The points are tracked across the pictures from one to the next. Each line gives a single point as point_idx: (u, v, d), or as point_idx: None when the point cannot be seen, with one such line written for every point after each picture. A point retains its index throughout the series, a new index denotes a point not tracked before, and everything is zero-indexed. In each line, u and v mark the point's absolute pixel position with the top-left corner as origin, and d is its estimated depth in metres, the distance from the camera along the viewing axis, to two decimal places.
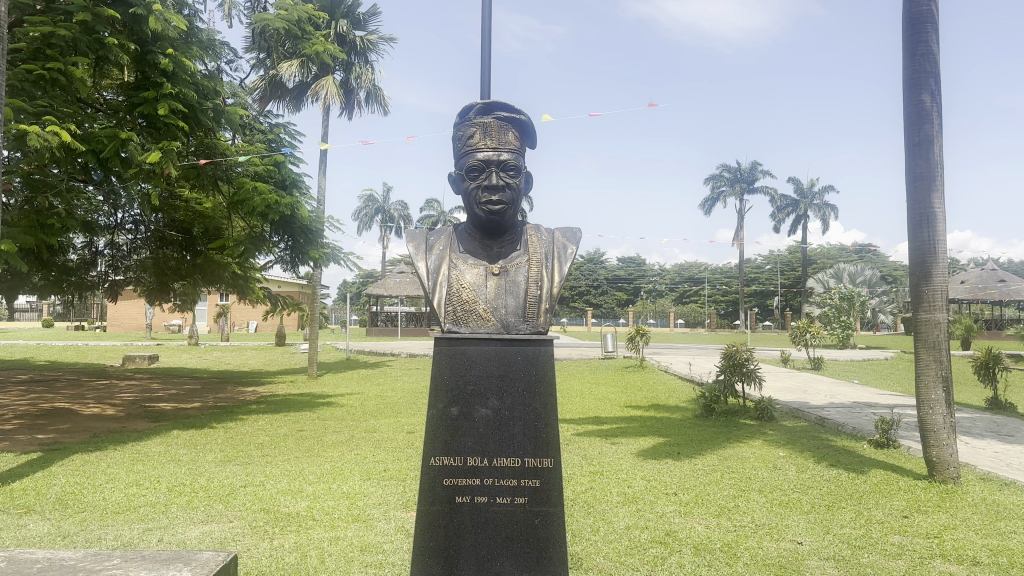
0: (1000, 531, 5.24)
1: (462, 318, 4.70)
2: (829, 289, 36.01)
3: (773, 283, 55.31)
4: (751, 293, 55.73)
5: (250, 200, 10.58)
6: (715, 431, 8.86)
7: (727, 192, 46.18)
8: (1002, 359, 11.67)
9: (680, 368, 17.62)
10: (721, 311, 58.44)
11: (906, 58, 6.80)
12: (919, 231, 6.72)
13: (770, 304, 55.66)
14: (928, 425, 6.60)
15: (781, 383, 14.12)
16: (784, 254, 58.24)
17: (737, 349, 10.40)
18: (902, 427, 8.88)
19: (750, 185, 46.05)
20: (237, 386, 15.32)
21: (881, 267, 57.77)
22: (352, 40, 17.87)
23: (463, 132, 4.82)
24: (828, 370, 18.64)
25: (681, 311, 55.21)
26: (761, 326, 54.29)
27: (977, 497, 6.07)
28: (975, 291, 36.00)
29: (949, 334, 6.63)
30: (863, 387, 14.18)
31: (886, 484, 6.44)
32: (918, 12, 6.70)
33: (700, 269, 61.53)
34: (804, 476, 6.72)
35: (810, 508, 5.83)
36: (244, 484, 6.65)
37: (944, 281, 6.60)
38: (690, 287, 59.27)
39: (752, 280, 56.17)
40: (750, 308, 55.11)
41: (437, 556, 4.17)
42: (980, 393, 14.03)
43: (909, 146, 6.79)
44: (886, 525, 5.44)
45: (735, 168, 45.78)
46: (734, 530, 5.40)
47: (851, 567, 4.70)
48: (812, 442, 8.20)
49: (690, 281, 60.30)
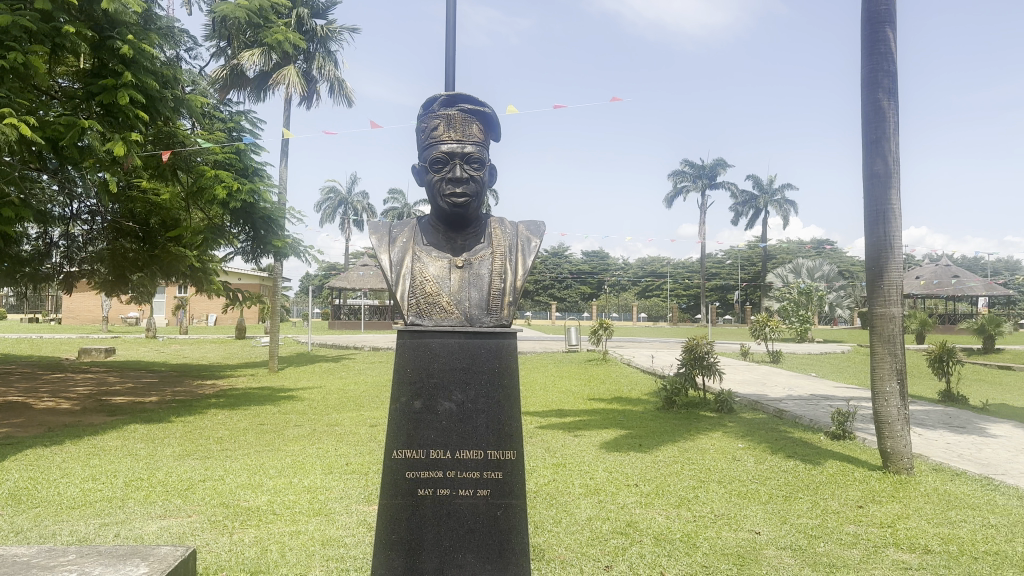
0: (951, 521, 5.39)
1: (424, 310, 4.68)
2: (789, 284, 36.66)
3: (735, 278, 56.08)
4: (712, 287, 56.55)
5: (211, 189, 10.48)
6: (676, 423, 8.97)
7: (690, 188, 46.66)
8: (956, 353, 11.97)
9: (644, 361, 17.82)
10: (683, 305, 59.02)
11: (865, 56, 6.92)
12: (876, 227, 6.84)
13: (731, 298, 56.51)
14: (883, 417, 6.75)
15: (743, 376, 14.32)
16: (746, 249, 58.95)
17: (697, 342, 10.52)
18: (857, 419, 9.09)
19: (712, 181, 46.55)
20: (196, 379, 15.10)
21: (839, 262, 58.97)
22: (313, 29, 17.65)
23: (427, 123, 4.79)
24: (788, 363, 18.97)
25: (644, 305, 55.57)
26: (721, 320, 55.10)
27: (929, 487, 6.23)
28: (930, 287, 36.83)
29: (904, 328, 6.76)
30: (821, 380, 14.48)
31: (841, 475, 6.59)
32: (878, 11, 6.81)
33: (663, 264, 62.21)
34: (762, 467, 6.84)
35: (768, 499, 5.93)
36: (204, 478, 6.55)
37: (900, 277, 6.75)
38: (653, 280, 59.74)
39: (713, 275, 56.96)
40: (712, 302, 55.93)
41: (400, 549, 4.17)
42: (933, 386, 14.40)
43: (867, 143, 6.92)
44: (841, 515, 5.56)
45: (698, 164, 46.23)
46: (693, 521, 5.47)
47: (808, 556, 4.80)
48: (770, 433, 8.35)
49: (653, 276, 60.90)
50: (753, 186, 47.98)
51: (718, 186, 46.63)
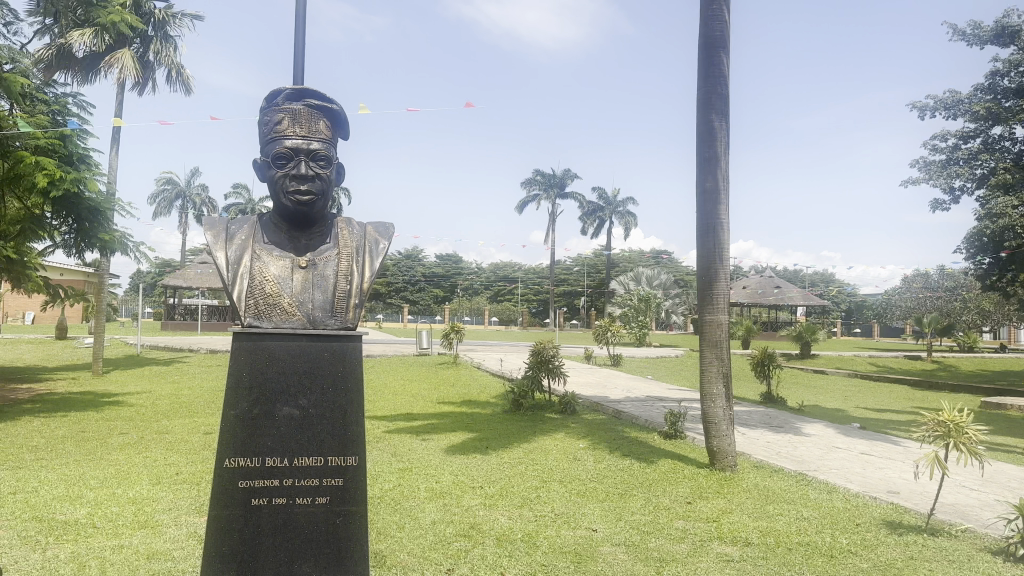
0: (768, 513, 5.84)
1: (264, 312, 4.51)
2: (630, 291, 38.49)
3: (581, 284, 58.23)
4: (560, 293, 58.48)
5: (30, 177, 9.61)
6: (522, 425, 9.16)
7: (540, 196, 47.94)
8: (775, 357, 12.99)
9: (491, 364, 18.09)
10: (532, 310, 60.56)
11: (701, 78, 7.37)
12: (707, 240, 7.29)
13: (577, 304, 58.64)
14: (710, 417, 7.19)
15: (585, 379, 14.85)
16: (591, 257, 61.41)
17: (544, 346, 10.81)
18: (688, 419, 9.67)
19: (561, 190, 48.02)
20: (6, 384, 13.75)
21: (677, 271, 62.73)
22: (150, 12, 16.63)
23: (271, 117, 4.63)
24: (628, 366, 19.88)
25: (495, 309, 56.61)
26: (568, 324, 57.02)
27: (750, 483, 6.72)
28: (755, 296, 39.86)
29: (730, 334, 7.25)
30: (655, 382, 15.28)
31: (673, 472, 6.98)
32: (713, 37, 7.28)
33: (514, 269, 63.54)
34: (601, 466, 7.12)
35: (605, 497, 6.18)
36: (12, 491, 5.98)
37: (727, 287, 7.24)
38: (504, 285, 60.91)
39: (561, 281, 58.91)
40: (560, 308, 57.81)
41: (232, 563, 3.98)
42: (755, 388, 15.58)
43: (701, 161, 7.37)
44: (672, 511, 5.88)
45: (548, 173, 47.53)
46: (534, 520, 5.61)
47: (640, 552, 5.03)
48: (609, 434, 8.71)
49: (504, 280, 62.10)
50: (598, 196, 50.02)
51: (567, 195, 48.21)
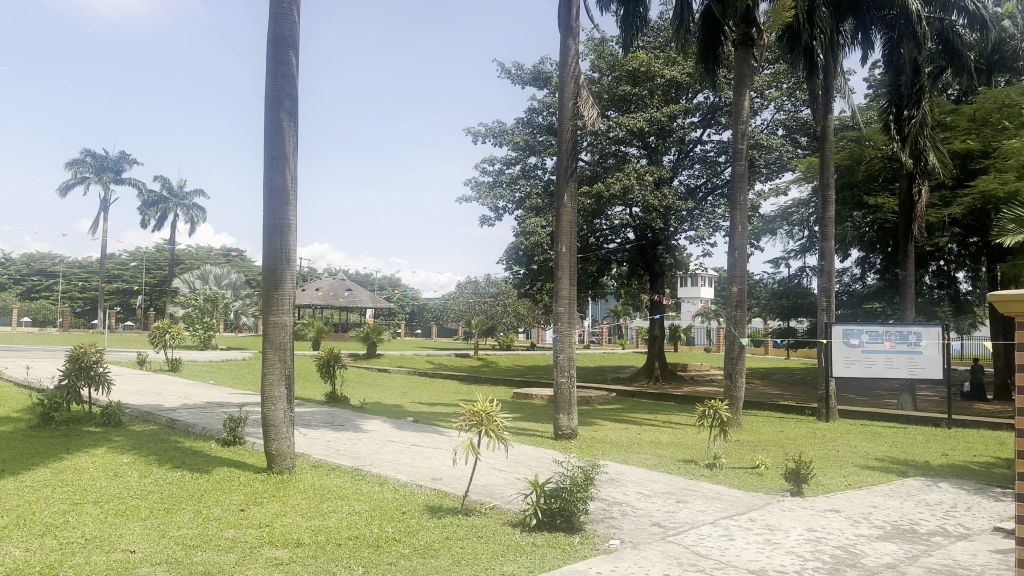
0: (322, 512, 5.91)
1: None
2: (195, 291, 36.36)
3: (140, 282, 53.33)
4: (112, 291, 52.97)
5: None
6: (51, 443, 7.93)
7: (91, 181, 42.80)
8: (341, 358, 13.40)
9: (13, 373, 15.41)
10: (80, 310, 53.51)
11: (269, 75, 7.23)
12: (273, 240, 7.16)
13: (133, 303, 53.63)
14: (270, 421, 7.02)
15: (135, 386, 13.51)
16: (154, 254, 56.87)
17: (85, 351, 9.56)
18: (249, 424, 9.41)
19: (117, 177, 43.64)
20: None
21: (248, 272, 61.43)
22: None
23: None
24: (189, 371, 18.66)
25: (28, 308, 48.55)
26: (123, 326, 51.60)
27: (307, 483, 6.76)
28: (326, 298, 40.81)
29: (294, 336, 7.18)
30: (216, 387, 14.58)
31: (229, 479, 6.69)
32: (282, 35, 7.21)
33: (55, 264, 55.44)
34: (146, 481, 6.49)
35: (148, 514, 5.64)
36: None
37: (292, 289, 7.20)
38: (41, 281, 52.80)
39: (113, 278, 53.55)
40: (111, 307, 52.26)
41: None
42: (321, 389, 15.87)
43: (269, 159, 7.22)
44: (223, 520, 5.61)
45: (101, 156, 42.77)
46: (57, 550, 4.85)
47: (182, 567, 4.66)
48: (160, 445, 8.02)
49: (40, 274, 53.84)
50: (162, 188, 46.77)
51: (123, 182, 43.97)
